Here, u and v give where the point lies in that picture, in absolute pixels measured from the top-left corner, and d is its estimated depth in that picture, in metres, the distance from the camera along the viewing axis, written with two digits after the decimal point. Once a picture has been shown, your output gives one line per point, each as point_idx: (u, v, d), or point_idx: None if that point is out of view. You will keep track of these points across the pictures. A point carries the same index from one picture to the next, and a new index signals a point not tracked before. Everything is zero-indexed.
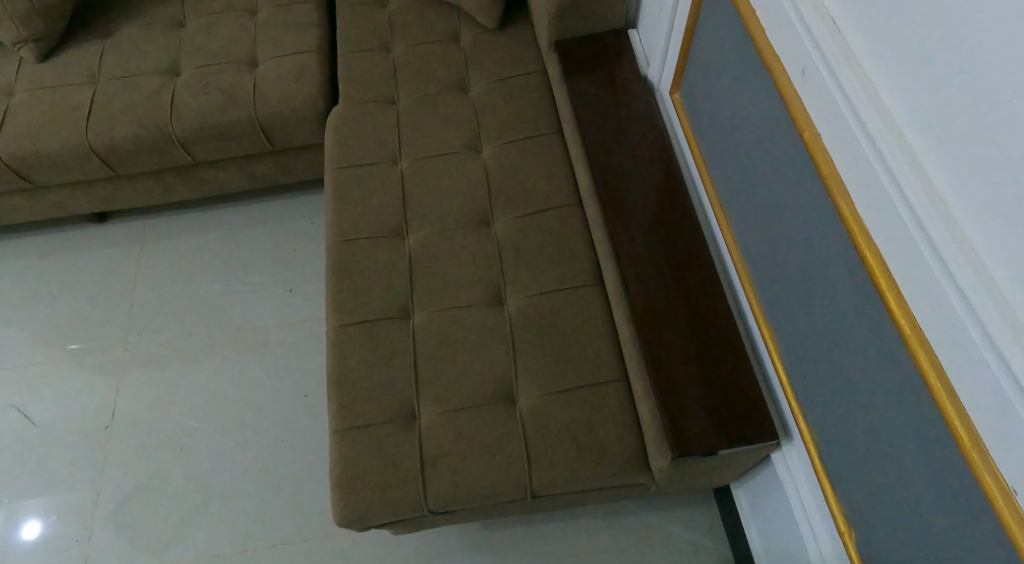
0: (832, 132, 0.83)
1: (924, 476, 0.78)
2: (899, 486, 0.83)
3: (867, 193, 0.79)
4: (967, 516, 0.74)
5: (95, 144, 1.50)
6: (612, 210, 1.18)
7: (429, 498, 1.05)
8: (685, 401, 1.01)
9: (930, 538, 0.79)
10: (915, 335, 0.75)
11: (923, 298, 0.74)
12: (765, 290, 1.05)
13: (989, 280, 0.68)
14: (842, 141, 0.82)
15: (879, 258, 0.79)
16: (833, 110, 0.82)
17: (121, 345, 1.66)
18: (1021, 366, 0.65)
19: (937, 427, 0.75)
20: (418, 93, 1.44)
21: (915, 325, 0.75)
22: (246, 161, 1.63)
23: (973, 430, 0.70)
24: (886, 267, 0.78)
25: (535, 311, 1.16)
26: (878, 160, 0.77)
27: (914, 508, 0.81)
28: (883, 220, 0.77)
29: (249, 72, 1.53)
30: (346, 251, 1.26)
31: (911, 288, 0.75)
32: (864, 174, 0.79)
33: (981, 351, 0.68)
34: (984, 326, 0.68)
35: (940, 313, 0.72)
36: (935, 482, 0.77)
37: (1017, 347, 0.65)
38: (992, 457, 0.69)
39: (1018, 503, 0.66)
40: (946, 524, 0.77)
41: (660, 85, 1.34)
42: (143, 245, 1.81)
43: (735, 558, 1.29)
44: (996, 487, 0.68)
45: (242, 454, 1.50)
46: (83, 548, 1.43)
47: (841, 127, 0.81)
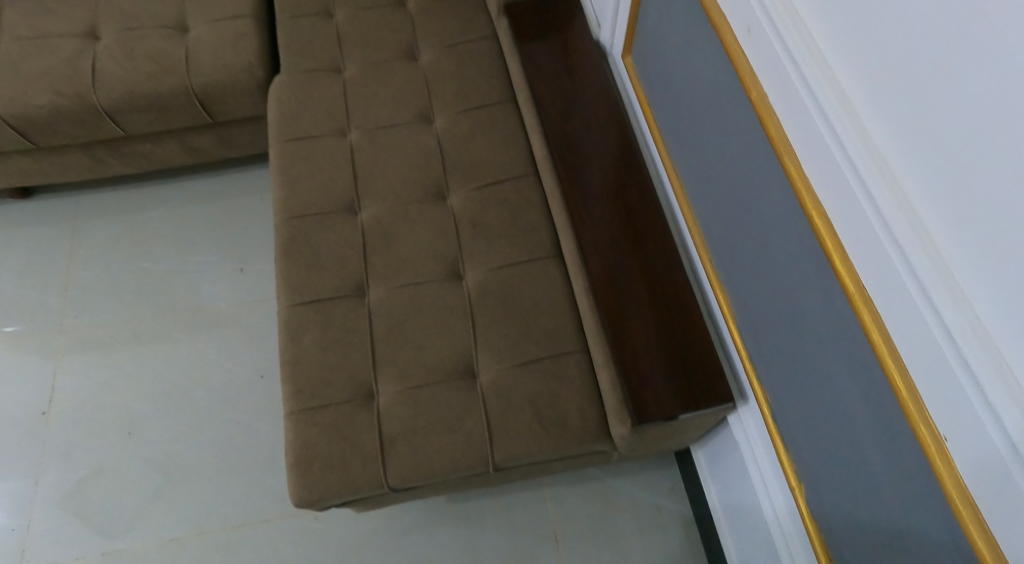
0: (779, 93, 0.83)
1: (867, 430, 0.81)
2: (844, 440, 0.85)
3: (812, 153, 0.80)
4: (908, 468, 0.76)
5: (7, 113, 1.39)
6: (566, 178, 1.18)
7: (389, 475, 1.04)
8: (641, 366, 1.03)
9: (875, 490, 0.82)
10: (860, 294, 0.77)
11: (866, 258, 0.75)
12: (716, 252, 1.06)
13: (927, 237, 0.69)
14: (788, 102, 0.82)
15: (825, 220, 0.80)
16: (779, 71, 0.83)
17: (56, 327, 1.59)
18: (956, 322, 0.67)
19: (881, 383, 0.78)
20: (365, 61, 1.39)
21: (860, 284, 0.77)
22: (182, 134, 1.55)
23: (911, 384, 0.73)
24: (833, 228, 0.79)
25: (494, 285, 1.14)
26: (822, 120, 0.77)
27: (858, 461, 0.84)
28: (828, 181, 0.78)
29: (179, 38, 1.45)
30: (295, 227, 1.22)
31: (856, 249, 0.76)
32: (810, 135, 0.79)
33: (919, 308, 0.70)
34: (921, 282, 0.69)
35: (881, 272, 0.73)
36: (877, 435, 0.80)
37: (952, 303, 0.67)
38: (928, 409, 0.71)
39: (950, 452, 0.70)
40: (887, 475, 0.80)
41: (611, 49, 1.32)
42: (76, 223, 1.72)
43: (696, 518, 1.32)
44: (931, 437, 0.71)
45: (194, 436, 1.46)
46: (23, 538, 1.37)
47: (787, 87, 0.82)
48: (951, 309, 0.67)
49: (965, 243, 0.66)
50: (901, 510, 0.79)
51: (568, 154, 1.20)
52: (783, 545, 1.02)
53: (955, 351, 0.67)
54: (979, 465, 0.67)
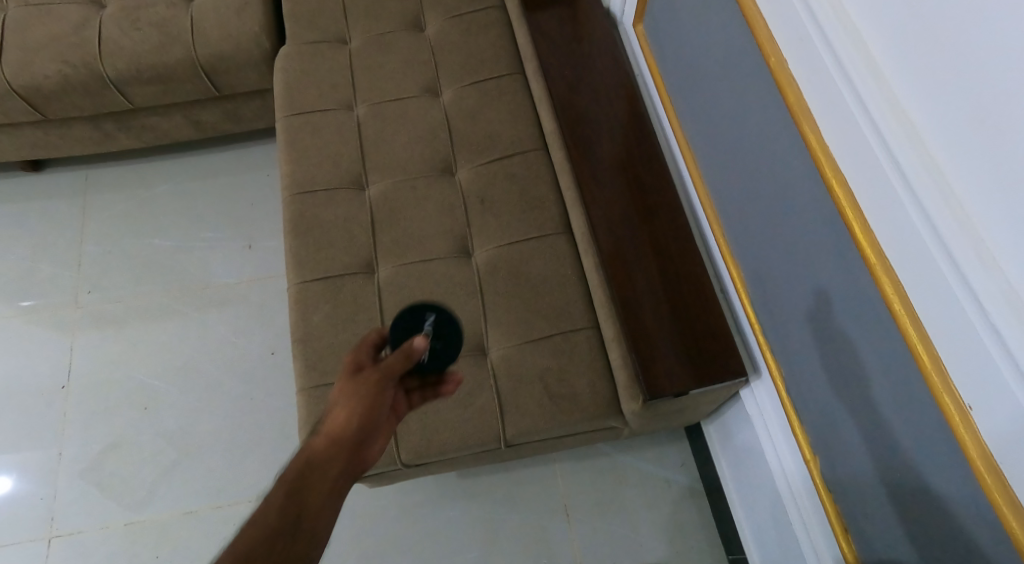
0: (800, 58, 0.80)
1: (887, 404, 0.80)
2: (863, 414, 0.84)
3: (834, 121, 0.77)
4: (930, 440, 0.75)
5: (16, 84, 1.39)
6: (578, 150, 1.15)
7: (402, 451, 1.04)
8: (655, 340, 1.01)
9: (893, 463, 0.81)
10: (882, 266, 0.74)
11: (889, 229, 0.73)
12: (732, 223, 1.04)
13: (958, 209, 0.67)
14: (810, 68, 0.79)
15: (846, 189, 0.77)
16: (801, 35, 0.79)
17: (72, 302, 1.60)
18: (987, 294, 0.65)
19: (901, 357, 0.76)
20: (371, 32, 1.37)
21: (882, 256, 0.75)
22: (190, 107, 1.54)
23: (936, 355, 0.71)
24: (853, 198, 0.77)
25: (503, 262, 1.13)
26: (847, 86, 0.74)
27: (878, 434, 0.83)
28: (850, 150, 0.75)
29: (185, 7, 1.43)
30: (304, 203, 1.21)
31: (878, 219, 0.74)
32: (832, 103, 0.77)
33: (949, 281, 0.68)
34: (952, 254, 0.67)
35: (905, 242, 0.71)
36: (897, 409, 0.79)
37: (984, 275, 0.65)
38: (953, 382, 0.70)
39: (977, 427, 0.68)
40: (906, 448, 0.79)
41: (623, 18, 1.29)
42: (87, 197, 1.72)
43: (707, 491, 1.33)
44: (957, 410, 0.70)
45: (210, 410, 1.48)
46: (50, 507, 1.40)
47: (809, 52, 0.79)
48: (984, 282, 0.65)
49: (999, 215, 0.64)
50: (921, 485, 0.78)
51: (579, 124, 1.18)
52: (796, 518, 1.02)
53: (987, 326, 0.65)
54: (1009, 436, 0.65)
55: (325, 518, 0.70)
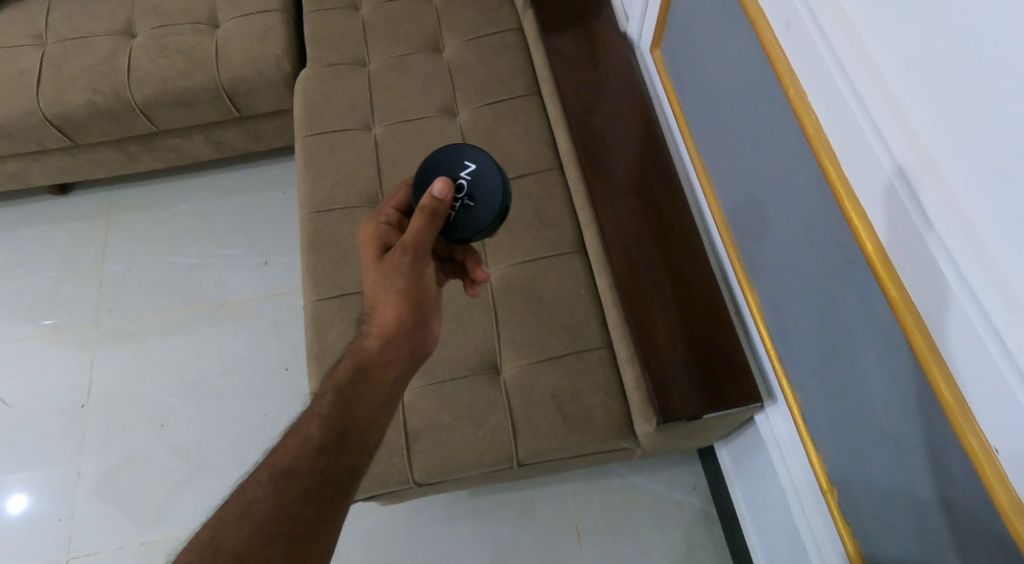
0: (819, 90, 0.79)
1: (908, 439, 0.78)
2: (884, 448, 0.82)
3: (853, 153, 0.76)
4: (953, 477, 0.73)
5: (49, 112, 1.42)
6: (593, 174, 1.15)
7: (414, 469, 1.03)
8: (669, 365, 1.00)
9: (916, 501, 0.79)
10: (902, 297, 0.73)
11: (909, 263, 0.72)
12: (748, 252, 1.03)
13: (980, 246, 0.65)
14: (828, 100, 0.78)
15: (866, 222, 0.76)
16: (819, 67, 0.78)
17: (93, 322, 1.62)
18: (1011, 333, 0.63)
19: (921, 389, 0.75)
20: (389, 54, 1.39)
21: (902, 289, 0.73)
22: (212, 128, 1.57)
23: (960, 397, 0.69)
24: (874, 231, 0.76)
25: (517, 280, 1.13)
26: (866, 120, 0.73)
27: (898, 468, 0.81)
28: (871, 183, 0.74)
29: (210, 33, 1.46)
30: (320, 221, 1.21)
31: (897, 249, 0.73)
32: (852, 136, 0.75)
33: (971, 318, 0.66)
34: (974, 291, 0.65)
35: (925, 273, 0.70)
36: (919, 444, 0.77)
37: (1007, 313, 0.63)
38: (978, 422, 0.68)
39: (1004, 470, 0.66)
40: (929, 486, 0.77)
41: (639, 42, 1.29)
42: (109, 218, 1.75)
43: (720, 515, 1.31)
44: (982, 453, 0.68)
45: (224, 428, 1.49)
46: (68, 526, 1.41)
47: (827, 83, 0.78)
48: (1008, 321, 0.63)
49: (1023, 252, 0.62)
50: (946, 525, 0.76)
51: (594, 148, 1.18)
52: (812, 546, 1.00)
53: (1011, 366, 0.63)
54: None
55: (372, 434, 0.81)
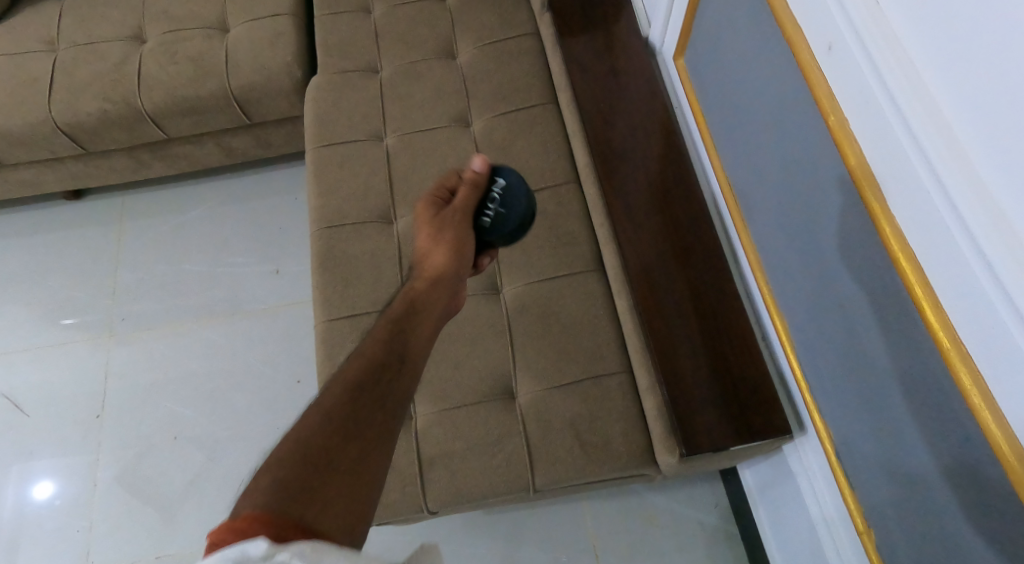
0: (864, 119, 0.75)
1: (957, 489, 0.74)
2: (930, 496, 0.78)
3: (901, 190, 0.72)
4: (1007, 534, 0.70)
5: (59, 121, 1.40)
6: (615, 191, 1.11)
7: (427, 498, 1.00)
8: (694, 396, 0.97)
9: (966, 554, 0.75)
10: (955, 348, 0.69)
11: (963, 313, 0.68)
12: (778, 276, 0.98)
13: None
14: (875, 130, 0.74)
15: (914, 263, 0.72)
16: (866, 96, 0.74)
17: (107, 331, 1.61)
18: None
19: (972, 440, 0.71)
20: (402, 60, 1.34)
21: (954, 338, 0.69)
22: (224, 135, 1.54)
23: (1019, 456, 0.66)
24: (923, 274, 0.71)
25: (532, 300, 1.09)
26: (921, 159, 0.69)
27: (943, 516, 0.77)
28: (922, 226, 0.71)
29: (220, 39, 1.43)
30: (332, 238, 1.18)
31: (948, 292, 0.69)
32: (902, 175, 0.71)
33: None
34: None
35: (979, 323, 0.66)
36: (970, 497, 0.73)
37: None
38: None
39: None
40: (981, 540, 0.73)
41: (663, 49, 1.24)
42: (122, 225, 1.74)
43: (742, 536, 1.27)
44: None
45: (238, 440, 1.47)
46: (84, 539, 1.40)
47: (874, 114, 0.73)
48: None
49: None
50: None
51: (617, 163, 1.14)
52: None
53: None
54: None
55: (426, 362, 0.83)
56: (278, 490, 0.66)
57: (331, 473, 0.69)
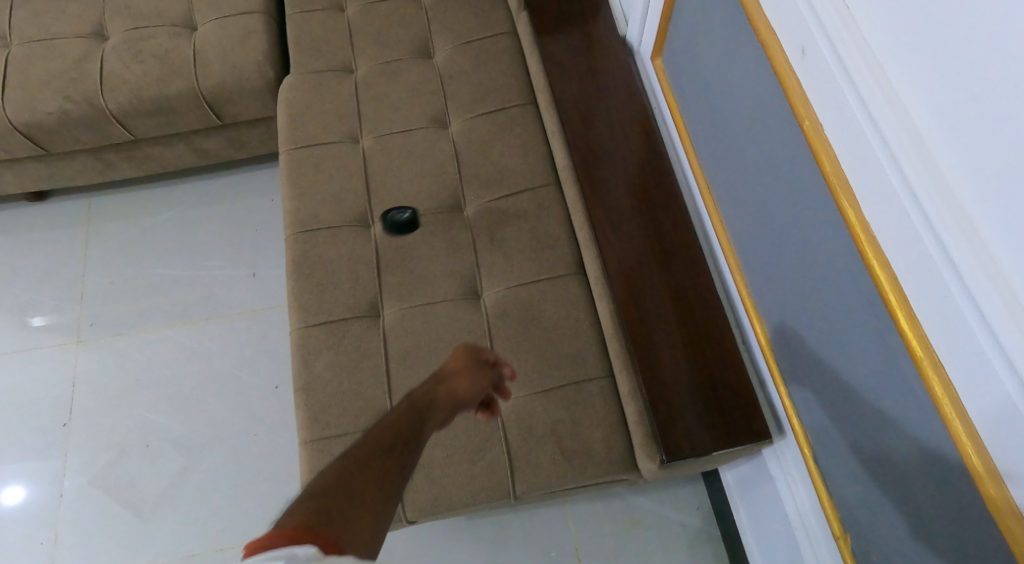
0: (836, 125, 0.75)
1: (931, 493, 0.74)
2: (904, 501, 0.78)
3: (874, 195, 0.72)
4: (980, 539, 0.70)
5: (18, 121, 1.36)
6: (592, 194, 1.10)
7: (408, 508, 0.98)
8: (672, 401, 0.96)
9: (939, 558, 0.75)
10: (929, 358, 0.69)
11: (935, 319, 0.68)
12: (755, 280, 0.98)
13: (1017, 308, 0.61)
14: (848, 136, 0.73)
15: (889, 271, 0.72)
16: (838, 102, 0.74)
17: (74, 337, 1.56)
18: None
19: (944, 445, 0.71)
20: (377, 60, 1.32)
21: (927, 344, 0.69)
22: (192, 135, 1.50)
23: (990, 462, 0.66)
24: (897, 282, 0.71)
25: (513, 305, 1.08)
26: (892, 165, 0.69)
27: (916, 524, 0.78)
28: (894, 232, 0.70)
29: (188, 37, 1.40)
30: (306, 242, 1.15)
31: (920, 300, 0.69)
32: (874, 180, 0.71)
33: (1004, 385, 0.62)
34: (1008, 356, 0.61)
35: (949, 330, 0.66)
36: (942, 501, 0.73)
37: None
38: (1011, 494, 0.64)
39: None
40: (954, 545, 0.73)
41: (640, 49, 1.23)
42: (89, 227, 1.69)
43: (724, 538, 1.27)
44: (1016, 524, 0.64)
45: (212, 448, 1.44)
46: (51, 552, 1.36)
47: (846, 120, 0.73)
48: None
49: None
50: None
51: (594, 165, 1.13)
52: None
53: None
54: None
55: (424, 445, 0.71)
56: (314, 507, 0.58)
57: (339, 512, 0.59)
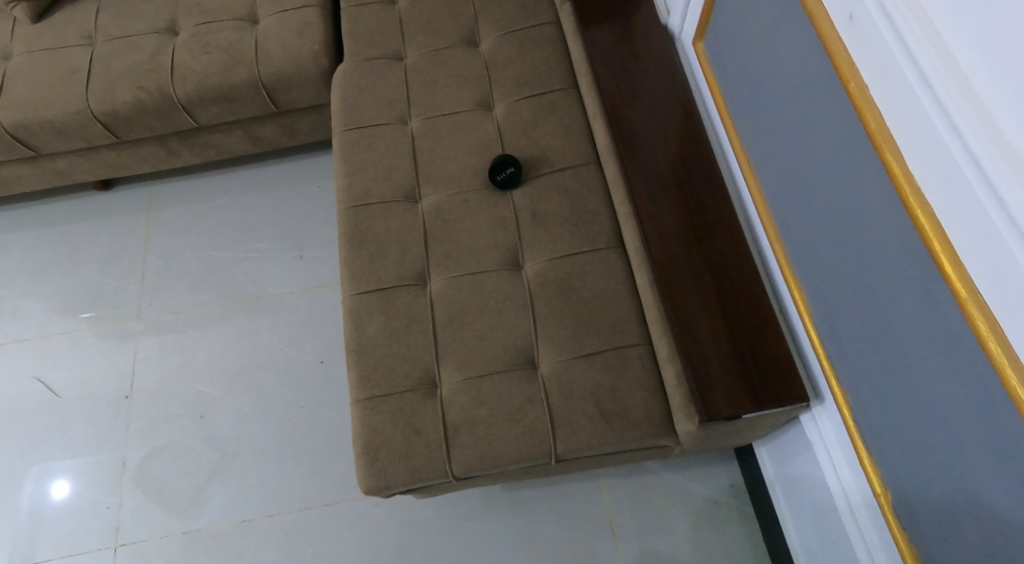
0: (883, 84, 0.78)
1: (975, 437, 0.77)
2: (947, 449, 0.80)
3: (922, 149, 0.75)
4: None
5: (97, 110, 1.45)
6: (634, 169, 1.14)
7: (454, 464, 1.02)
8: (710, 364, 0.99)
9: (982, 501, 0.77)
10: (974, 299, 0.72)
11: (982, 262, 0.71)
12: (795, 247, 1.00)
13: None
14: (895, 94, 0.77)
15: (933, 220, 0.75)
16: (887, 61, 0.77)
17: (136, 315, 1.65)
18: None
19: (990, 388, 0.74)
20: (426, 48, 1.38)
21: (973, 289, 0.73)
22: (250, 123, 1.58)
23: None
24: (941, 229, 0.75)
25: (554, 275, 1.12)
26: (941, 116, 0.72)
27: (960, 473, 0.79)
28: (941, 182, 0.74)
29: (251, 30, 1.48)
30: (358, 216, 1.21)
31: (966, 245, 0.72)
32: (921, 134, 0.75)
33: None
34: None
35: (998, 271, 0.70)
36: (986, 444, 0.75)
37: None
38: None
39: None
40: (997, 488, 0.75)
41: (681, 34, 1.27)
42: (150, 213, 1.78)
43: (758, 515, 1.29)
44: None
45: (263, 419, 1.50)
46: (116, 516, 1.44)
47: (894, 78, 0.77)
48: None
49: None
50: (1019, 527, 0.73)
51: (636, 142, 1.17)
52: (864, 550, 0.97)
53: None
54: None
55: None
56: None
57: None
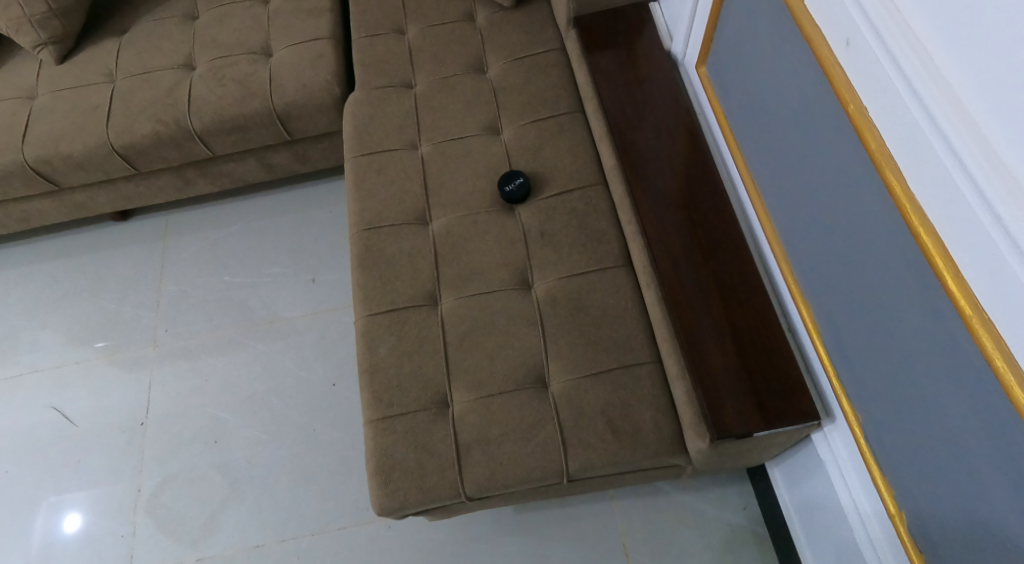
0: (882, 106, 0.80)
1: (983, 453, 0.76)
2: (956, 466, 0.80)
3: (921, 168, 0.76)
4: None
5: (116, 143, 1.49)
6: (640, 191, 1.16)
7: (466, 483, 1.03)
8: (719, 383, 0.99)
9: (994, 518, 0.77)
10: (978, 315, 0.73)
11: (984, 278, 0.72)
12: (801, 266, 1.01)
13: None
14: (892, 114, 0.78)
15: (935, 237, 0.76)
16: (883, 85, 0.79)
17: (152, 343, 1.67)
18: None
19: (996, 403, 0.74)
20: (435, 75, 1.42)
21: (976, 305, 0.73)
22: (264, 152, 1.62)
23: None
24: (943, 246, 0.76)
25: (563, 294, 1.13)
26: (938, 137, 0.74)
27: (971, 490, 0.79)
28: (942, 199, 0.75)
29: (264, 62, 1.52)
30: (369, 239, 1.23)
31: (968, 261, 0.73)
32: (920, 154, 0.76)
33: None
34: None
35: (1000, 287, 0.70)
36: (995, 459, 0.75)
37: None
38: None
39: None
40: (1008, 504, 0.75)
41: (684, 59, 1.29)
42: (166, 241, 1.81)
43: (771, 535, 1.28)
44: None
45: (276, 443, 1.51)
46: (130, 543, 1.44)
47: (892, 100, 0.78)
48: None
49: None
50: None
51: (641, 165, 1.18)
52: None
53: None
54: None
55: None
56: None
57: None
